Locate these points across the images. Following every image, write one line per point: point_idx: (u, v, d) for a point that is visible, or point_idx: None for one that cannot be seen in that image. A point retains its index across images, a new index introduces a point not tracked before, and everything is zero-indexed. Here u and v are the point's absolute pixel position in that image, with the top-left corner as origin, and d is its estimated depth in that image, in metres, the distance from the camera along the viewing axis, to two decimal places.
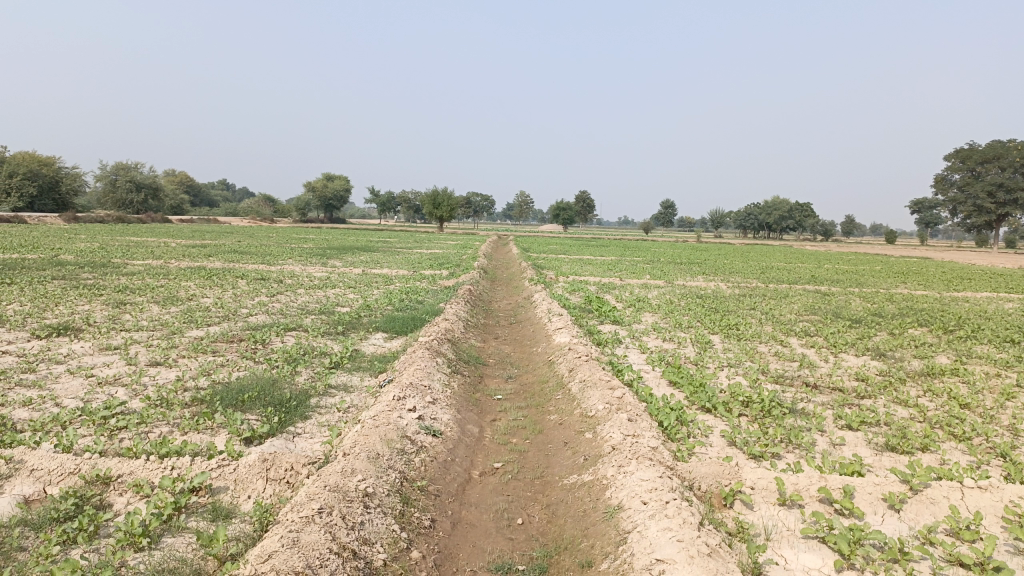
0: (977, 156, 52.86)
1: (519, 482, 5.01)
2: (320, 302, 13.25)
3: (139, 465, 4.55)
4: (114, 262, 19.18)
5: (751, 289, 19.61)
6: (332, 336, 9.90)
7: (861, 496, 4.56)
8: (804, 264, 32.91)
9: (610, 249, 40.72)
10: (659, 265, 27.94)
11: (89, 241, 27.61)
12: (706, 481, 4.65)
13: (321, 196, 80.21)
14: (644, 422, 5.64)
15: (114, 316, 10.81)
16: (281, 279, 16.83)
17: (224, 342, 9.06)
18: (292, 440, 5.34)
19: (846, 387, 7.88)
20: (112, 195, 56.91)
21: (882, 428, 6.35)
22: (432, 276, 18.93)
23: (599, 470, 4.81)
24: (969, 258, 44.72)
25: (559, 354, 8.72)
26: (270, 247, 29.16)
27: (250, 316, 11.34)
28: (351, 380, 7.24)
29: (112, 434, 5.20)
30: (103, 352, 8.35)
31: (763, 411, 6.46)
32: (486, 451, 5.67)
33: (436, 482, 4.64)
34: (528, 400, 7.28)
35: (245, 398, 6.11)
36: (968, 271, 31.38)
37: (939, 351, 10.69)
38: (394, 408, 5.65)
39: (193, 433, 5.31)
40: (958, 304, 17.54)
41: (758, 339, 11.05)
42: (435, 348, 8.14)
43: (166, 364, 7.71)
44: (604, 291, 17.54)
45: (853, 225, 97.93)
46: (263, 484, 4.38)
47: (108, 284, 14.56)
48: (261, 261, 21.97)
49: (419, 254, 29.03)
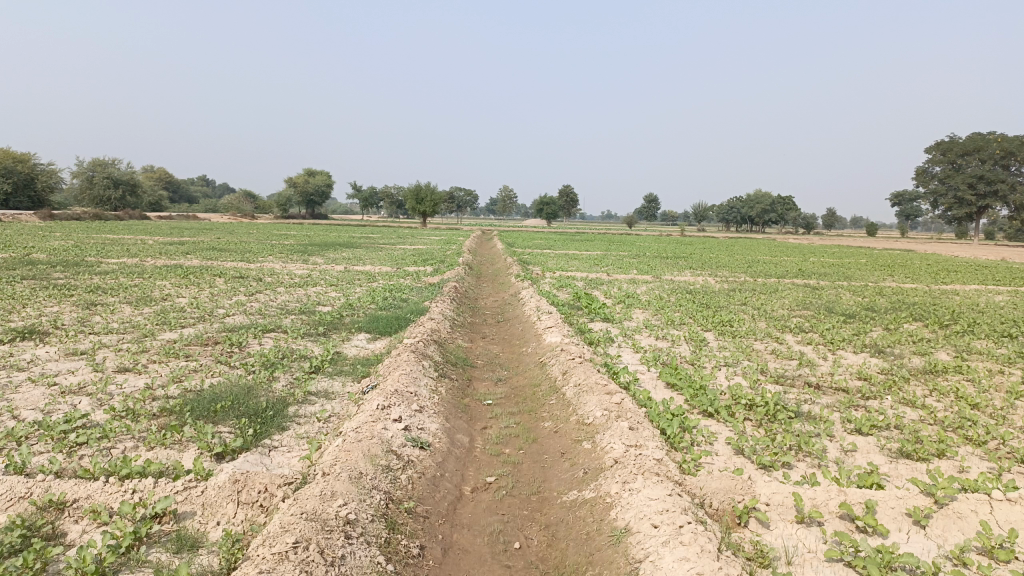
0: (957, 148, 52.98)
1: (514, 500, 4.63)
2: (300, 301, 12.80)
3: (97, 488, 4.12)
4: (87, 261, 18.62)
5: (740, 283, 19.32)
6: (312, 337, 9.48)
7: (883, 511, 4.22)
8: (790, 258, 32.82)
9: (595, 243, 40.37)
10: (645, 260, 27.66)
11: (64, 238, 27.04)
12: (718, 497, 4.30)
13: (302, 192, 79.39)
14: (646, 430, 5.27)
15: (83, 318, 10.32)
16: (261, 277, 16.36)
17: (198, 346, 8.62)
18: (268, 455, 4.95)
19: (850, 387, 7.56)
20: (89, 191, 55.92)
21: (893, 432, 6.04)
22: (416, 272, 18.55)
23: (601, 486, 4.44)
24: (953, 250, 44.95)
25: (550, 355, 8.35)
26: (251, 243, 28.63)
27: (226, 317, 10.88)
28: (332, 386, 6.83)
29: (71, 451, 4.78)
30: (69, 358, 7.88)
31: (768, 415, 6.13)
32: (478, 464, 5.29)
33: (424, 503, 4.25)
34: (520, 406, 6.89)
35: (217, 409, 5.70)
36: (951, 263, 31.35)
37: (938, 347, 10.42)
38: (378, 419, 5.25)
39: (160, 449, 4.91)
40: (949, 298, 17.33)
41: (754, 336, 10.74)
42: (421, 350, 7.74)
43: (136, 370, 7.27)
44: (592, 287, 17.23)
45: (835, 218, 98.31)
46: (234, 508, 3.98)
47: (80, 284, 14.03)
48: (240, 258, 21.43)
49: (402, 250, 28.54)
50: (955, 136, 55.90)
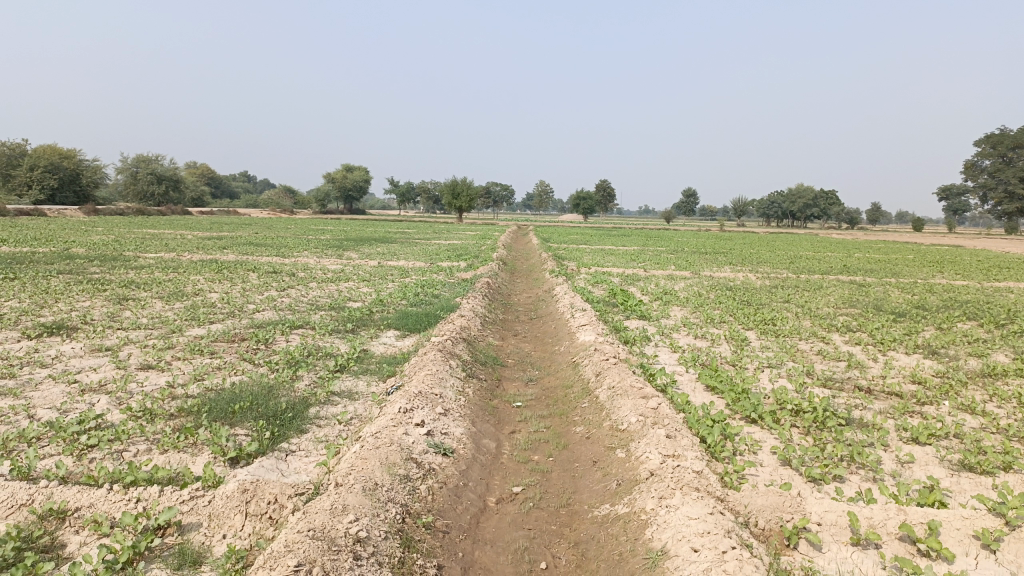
0: (1009, 140, 51.10)
1: (542, 513, 4.31)
2: (332, 297, 12.63)
3: (100, 497, 3.90)
4: (125, 255, 18.74)
5: (782, 280, 18.74)
6: (340, 334, 9.27)
7: (949, 533, 3.81)
8: (834, 254, 31.85)
9: (632, 238, 39.63)
10: (683, 256, 27.10)
11: (106, 233, 27.43)
12: (764, 516, 3.95)
13: (339, 187, 79.83)
14: (684, 438, 4.91)
15: (113, 314, 10.25)
16: (294, 272, 16.25)
17: (224, 342, 8.44)
18: (284, 460, 4.71)
19: (903, 391, 7.10)
20: (133, 187, 56.90)
21: (953, 441, 5.60)
22: (449, 268, 18.33)
23: (636, 502, 4.10)
24: (1003, 246, 43.14)
25: (584, 354, 8.02)
26: (288, 239, 28.72)
27: (256, 313, 10.72)
28: (356, 387, 6.59)
29: (81, 453, 4.60)
30: (93, 355, 7.75)
31: (817, 422, 5.73)
32: (505, 472, 4.99)
33: (444, 516, 3.96)
34: (551, 409, 6.57)
35: (235, 410, 5.46)
36: (1003, 259, 29.96)
37: (995, 348, 9.83)
38: (398, 423, 4.97)
39: (172, 452, 4.70)
40: (1003, 295, 16.52)
41: (798, 336, 10.27)
42: (449, 349, 7.45)
43: (158, 367, 7.10)
44: (628, 283, 16.82)
45: (880, 214, 95.68)
46: (241, 520, 3.73)
47: (115, 279, 14.06)
48: (275, 253, 21.42)
49: (437, 245, 28.35)
50: (1007, 129, 53.88)
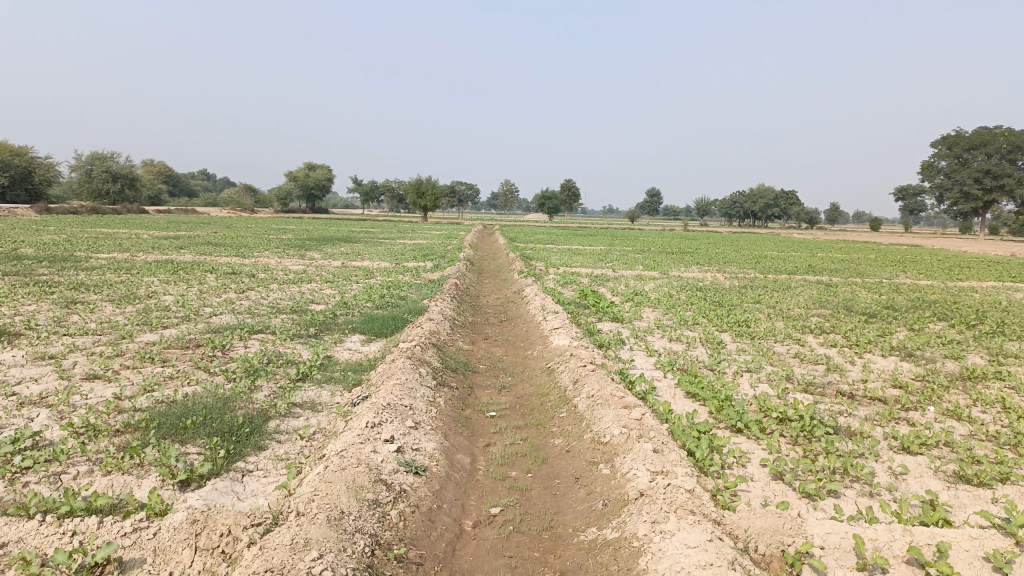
0: (963, 142, 52.16)
1: (524, 537, 3.98)
2: (293, 299, 12.15)
3: (31, 530, 3.48)
4: (76, 256, 17.97)
5: (751, 279, 18.67)
6: (302, 339, 8.84)
7: (960, 555, 3.55)
8: (800, 253, 32.03)
9: (598, 238, 39.37)
10: (650, 255, 27.00)
11: (58, 233, 26.44)
12: (764, 540, 3.68)
13: (302, 186, 78.66)
14: (672, 452, 4.62)
15: (59, 319, 9.65)
16: (254, 274, 15.68)
17: (178, 349, 7.95)
18: (240, 482, 4.32)
19: (887, 396, 6.90)
20: (88, 185, 55.32)
21: (944, 450, 5.39)
22: (414, 268, 17.90)
23: (626, 525, 3.80)
24: (958, 244, 44.04)
25: (559, 360, 7.70)
26: (249, 238, 28.02)
27: (213, 317, 10.19)
28: (319, 397, 6.19)
29: (13, 478, 4.15)
30: (35, 364, 7.22)
31: (804, 431, 5.48)
32: (481, 490, 4.65)
33: (418, 546, 3.62)
34: (526, 419, 6.23)
35: (187, 425, 5.04)
36: (960, 259, 30.42)
37: (970, 350, 9.73)
38: (366, 439, 4.60)
39: (116, 474, 4.28)
40: (968, 295, 16.61)
41: (773, 338, 10.08)
42: (418, 355, 7.06)
43: (104, 377, 6.61)
44: (598, 283, 16.56)
45: (839, 213, 97.25)
46: (190, 554, 3.36)
47: (64, 281, 13.38)
48: (235, 254, 20.73)
49: (401, 245, 27.84)
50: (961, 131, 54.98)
